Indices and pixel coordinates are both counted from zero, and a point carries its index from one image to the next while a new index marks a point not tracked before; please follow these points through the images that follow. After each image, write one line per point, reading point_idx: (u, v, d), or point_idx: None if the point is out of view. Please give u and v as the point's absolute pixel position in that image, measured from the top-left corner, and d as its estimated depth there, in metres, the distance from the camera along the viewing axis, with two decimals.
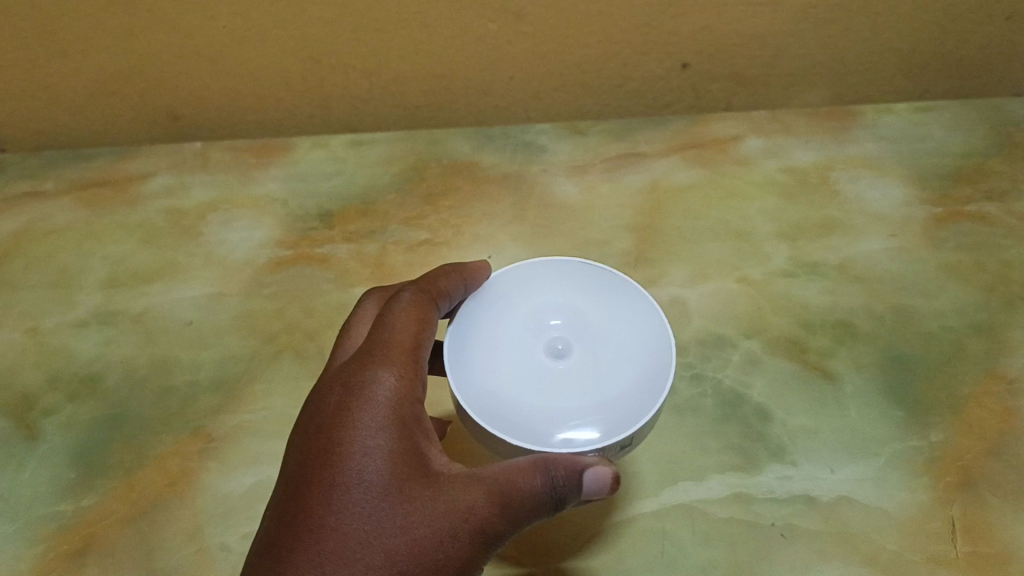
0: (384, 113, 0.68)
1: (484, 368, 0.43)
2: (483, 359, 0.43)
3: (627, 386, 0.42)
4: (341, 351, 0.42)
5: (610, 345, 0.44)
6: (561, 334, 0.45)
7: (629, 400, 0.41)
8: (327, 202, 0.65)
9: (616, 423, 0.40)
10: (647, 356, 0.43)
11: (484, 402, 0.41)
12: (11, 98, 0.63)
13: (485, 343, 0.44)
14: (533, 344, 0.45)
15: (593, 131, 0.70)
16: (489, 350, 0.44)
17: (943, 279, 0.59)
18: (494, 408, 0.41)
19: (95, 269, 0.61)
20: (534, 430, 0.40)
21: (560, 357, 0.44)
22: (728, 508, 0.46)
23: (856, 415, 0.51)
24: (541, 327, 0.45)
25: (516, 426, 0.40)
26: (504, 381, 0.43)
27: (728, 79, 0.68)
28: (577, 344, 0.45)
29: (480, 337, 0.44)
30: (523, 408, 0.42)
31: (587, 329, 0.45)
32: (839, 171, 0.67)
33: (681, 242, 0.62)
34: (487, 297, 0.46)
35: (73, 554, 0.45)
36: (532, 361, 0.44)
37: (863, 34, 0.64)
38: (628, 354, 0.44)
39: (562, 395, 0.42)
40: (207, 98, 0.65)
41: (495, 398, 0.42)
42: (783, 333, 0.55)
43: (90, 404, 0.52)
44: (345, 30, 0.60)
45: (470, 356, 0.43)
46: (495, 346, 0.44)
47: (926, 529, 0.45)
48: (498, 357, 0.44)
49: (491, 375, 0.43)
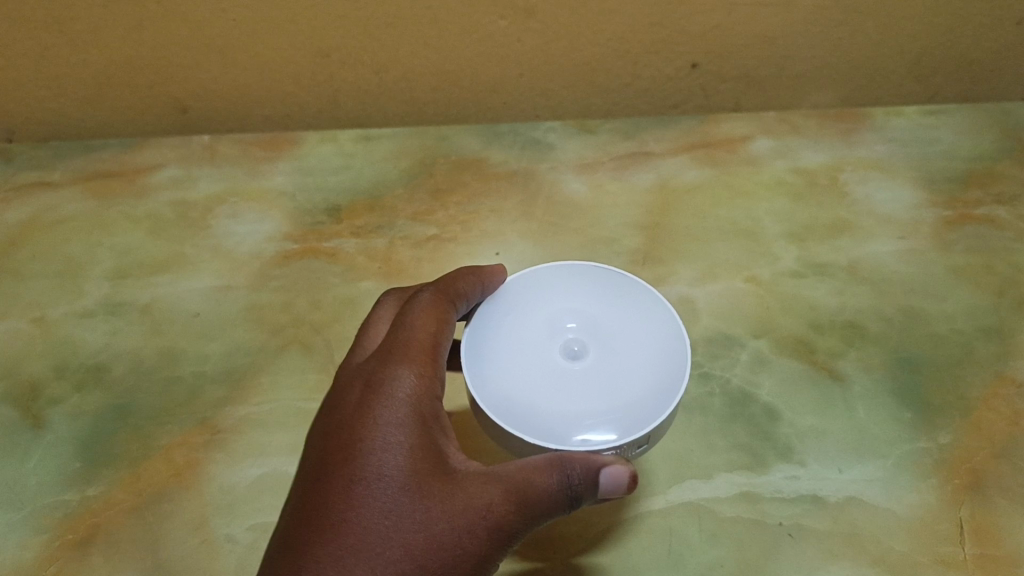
0: (392, 109, 0.68)
1: (501, 368, 0.43)
2: (501, 358, 0.43)
3: (644, 387, 0.42)
4: (358, 350, 0.42)
5: (622, 348, 0.44)
6: (576, 336, 0.45)
7: (647, 400, 0.41)
8: (335, 197, 0.65)
9: (634, 422, 0.40)
10: (665, 359, 0.43)
11: (501, 400, 0.41)
12: (18, 89, 0.64)
13: (501, 344, 0.44)
14: (546, 345, 0.44)
15: (602, 129, 0.70)
16: (507, 352, 0.44)
17: (952, 282, 0.59)
18: (510, 407, 0.41)
19: (102, 259, 0.61)
20: (553, 431, 0.40)
21: (574, 358, 0.44)
22: (735, 507, 0.46)
23: (865, 416, 0.50)
24: (555, 330, 0.45)
25: (533, 426, 0.40)
26: (523, 383, 0.42)
27: (738, 80, 0.68)
28: (592, 346, 0.44)
29: (496, 339, 0.44)
30: (539, 408, 0.41)
31: (600, 332, 0.45)
32: (849, 173, 0.67)
33: (690, 242, 0.62)
34: (503, 299, 0.46)
35: (77, 544, 0.45)
36: (546, 363, 0.43)
37: (874, 37, 0.65)
38: (644, 356, 0.43)
39: (578, 398, 0.42)
40: (214, 90, 0.65)
41: (513, 399, 0.41)
42: (790, 333, 0.55)
43: (96, 394, 0.52)
44: (358, 25, 0.60)
45: (488, 356, 0.43)
46: (512, 346, 0.44)
47: (934, 531, 0.45)
48: (516, 357, 0.44)
49: (508, 377, 0.43)
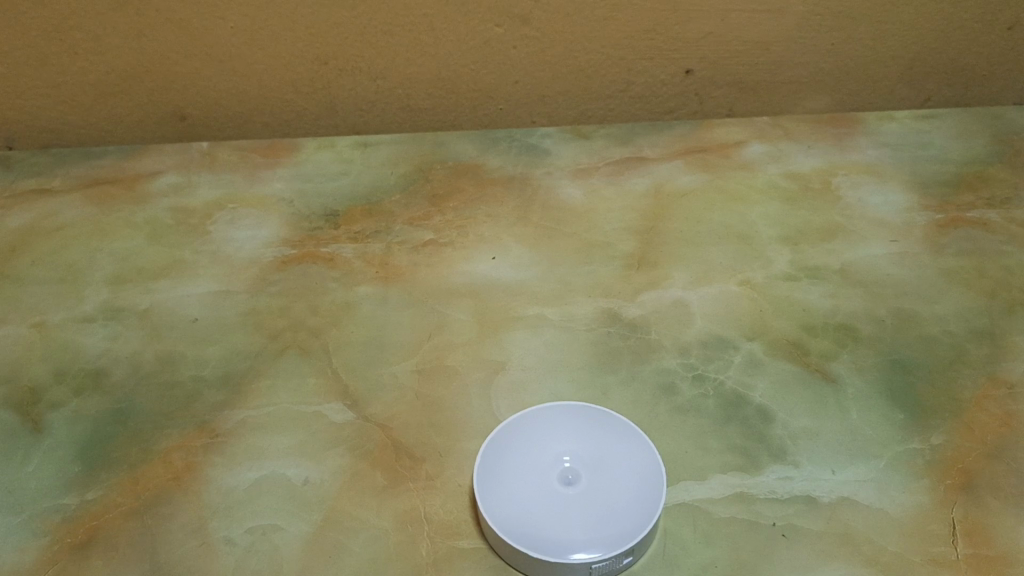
0: (391, 116, 0.72)
1: (507, 477, 0.46)
2: (506, 466, 0.46)
3: (631, 494, 0.45)
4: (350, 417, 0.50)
5: (614, 478, 0.46)
6: (571, 465, 0.46)
7: (632, 510, 0.44)
8: (333, 202, 0.66)
9: (620, 534, 0.43)
10: (651, 475, 0.45)
11: (507, 511, 0.44)
12: (25, 98, 0.68)
13: (501, 472, 0.46)
14: (544, 471, 0.46)
15: (596, 135, 0.72)
16: (511, 457, 0.47)
17: (944, 284, 0.59)
18: (515, 518, 0.44)
19: (102, 265, 0.61)
20: (552, 537, 0.43)
21: (570, 485, 0.45)
22: (730, 508, 0.46)
23: (857, 418, 0.51)
24: (551, 457, 0.47)
25: (533, 535, 0.43)
26: (526, 486, 0.45)
27: (732, 85, 0.73)
28: (586, 473, 0.46)
29: (503, 444, 0.47)
30: (542, 514, 0.44)
31: (594, 460, 0.47)
32: (841, 178, 0.68)
33: (685, 245, 0.62)
34: (503, 432, 0.48)
35: (77, 547, 0.44)
36: (544, 488, 0.45)
37: (865, 42, 0.71)
38: (634, 463, 0.46)
39: (576, 503, 0.45)
40: (214, 97, 0.69)
41: (517, 508, 0.44)
42: (783, 336, 0.56)
43: (96, 399, 0.52)
44: (354, 32, 0.66)
45: (496, 466, 0.46)
46: (516, 449, 0.47)
47: (927, 531, 0.45)
48: (520, 461, 0.47)
49: (514, 481, 0.46)
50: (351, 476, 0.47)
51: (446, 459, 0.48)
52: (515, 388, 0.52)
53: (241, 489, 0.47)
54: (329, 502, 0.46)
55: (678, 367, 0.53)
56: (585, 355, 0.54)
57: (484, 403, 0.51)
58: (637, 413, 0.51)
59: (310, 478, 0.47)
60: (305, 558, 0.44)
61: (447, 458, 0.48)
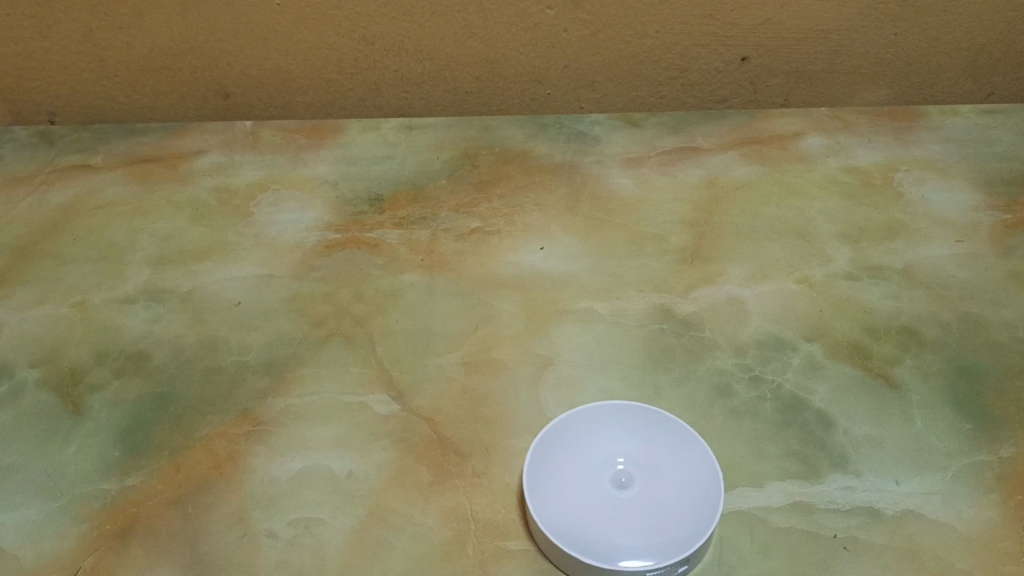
0: (436, 98, 0.70)
1: (557, 476, 0.44)
2: (558, 465, 0.45)
3: (685, 504, 0.43)
4: (397, 410, 0.49)
5: (669, 486, 0.44)
6: (625, 467, 0.45)
7: (685, 521, 0.42)
8: (377, 186, 0.64)
9: (673, 544, 0.41)
10: (706, 486, 0.43)
11: (556, 511, 0.43)
12: (68, 71, 0.67)
13: (553, 471, 0.45)
14: (596, 472, 0.45)
15: (648, 123, 0.70)
16: (564, 456, 0.45)
17: (1012, 288, 0.56)
18: (565, 519, 0.42)
19: (144, 244, 0.60)
20: (602, 542, 0.41)
21: (623, 489, 0.44)
22: (788, 517, 0.44)
23: (922, 426, 0.48)
24: (605, 458, 0.45)
25: (582, 538, 0.41)
26: (578, 487, 0.44)
27: (789, 74, 0.70)
28: (640, 477, 0.44)
29: (555, 442, 0.46)
30: (592, 516, 0.43)
31: (647, 463, 0.45)
32: (903, 174, 0.66)
33: (742, 241, 0.60)
34: (556, 430, 0.46)
35: (117, 535, 0.43)
36: (595, 491, 0.44)
37: (930, 32, 0.68)
38: (689, 472, 0.44)
39: (627, 508, 0.43)
40: (257, 75, 0.68)
41: (568, 508, 0.43)
42: (844, 338, 0.53)
43: (137, 382, 0.51)
44: (400, 12, 0.64)
45: (547, 464, 0.45)
46: (569, 449, 0.46)
47: (997, 549, 0.43)
48: (572, 462, 0.45)
49: (564, 482, 0.44)
50: (396, 471, 0.46)
51: (493, 456, 0.46)
52: (565, 385, 0.50)
53: (282, 480, 0.45)
54: (373, 496, 0.45)
55: (734, 367, 0.51)
56: (637, 352, 0.52)
57: (533, 399, 0.49)
58: (691, 414, 0.49)
59: (353, 471, 0.46)
60: (348, 554, 0.42)
61: (494, 454, 0.46)
